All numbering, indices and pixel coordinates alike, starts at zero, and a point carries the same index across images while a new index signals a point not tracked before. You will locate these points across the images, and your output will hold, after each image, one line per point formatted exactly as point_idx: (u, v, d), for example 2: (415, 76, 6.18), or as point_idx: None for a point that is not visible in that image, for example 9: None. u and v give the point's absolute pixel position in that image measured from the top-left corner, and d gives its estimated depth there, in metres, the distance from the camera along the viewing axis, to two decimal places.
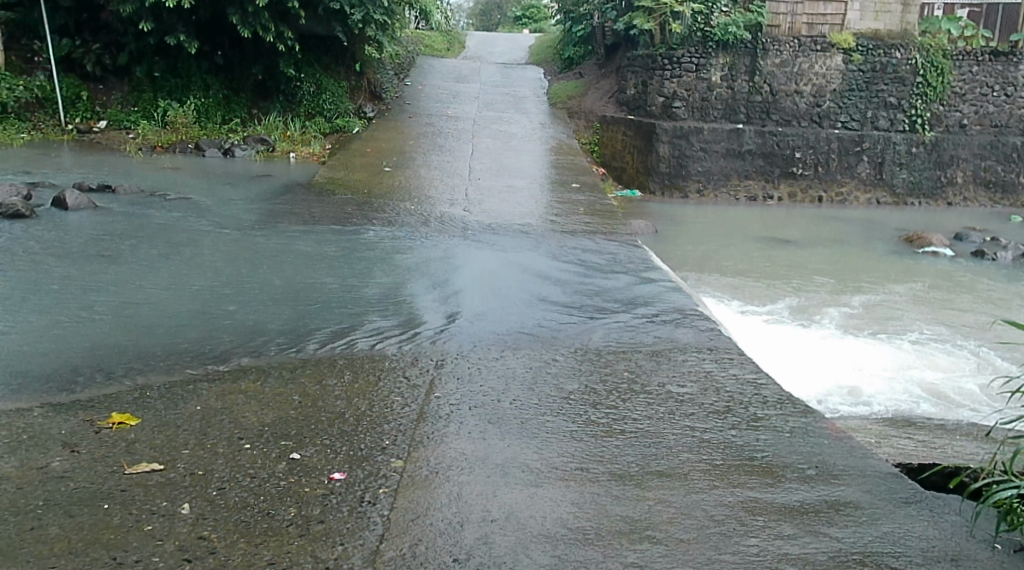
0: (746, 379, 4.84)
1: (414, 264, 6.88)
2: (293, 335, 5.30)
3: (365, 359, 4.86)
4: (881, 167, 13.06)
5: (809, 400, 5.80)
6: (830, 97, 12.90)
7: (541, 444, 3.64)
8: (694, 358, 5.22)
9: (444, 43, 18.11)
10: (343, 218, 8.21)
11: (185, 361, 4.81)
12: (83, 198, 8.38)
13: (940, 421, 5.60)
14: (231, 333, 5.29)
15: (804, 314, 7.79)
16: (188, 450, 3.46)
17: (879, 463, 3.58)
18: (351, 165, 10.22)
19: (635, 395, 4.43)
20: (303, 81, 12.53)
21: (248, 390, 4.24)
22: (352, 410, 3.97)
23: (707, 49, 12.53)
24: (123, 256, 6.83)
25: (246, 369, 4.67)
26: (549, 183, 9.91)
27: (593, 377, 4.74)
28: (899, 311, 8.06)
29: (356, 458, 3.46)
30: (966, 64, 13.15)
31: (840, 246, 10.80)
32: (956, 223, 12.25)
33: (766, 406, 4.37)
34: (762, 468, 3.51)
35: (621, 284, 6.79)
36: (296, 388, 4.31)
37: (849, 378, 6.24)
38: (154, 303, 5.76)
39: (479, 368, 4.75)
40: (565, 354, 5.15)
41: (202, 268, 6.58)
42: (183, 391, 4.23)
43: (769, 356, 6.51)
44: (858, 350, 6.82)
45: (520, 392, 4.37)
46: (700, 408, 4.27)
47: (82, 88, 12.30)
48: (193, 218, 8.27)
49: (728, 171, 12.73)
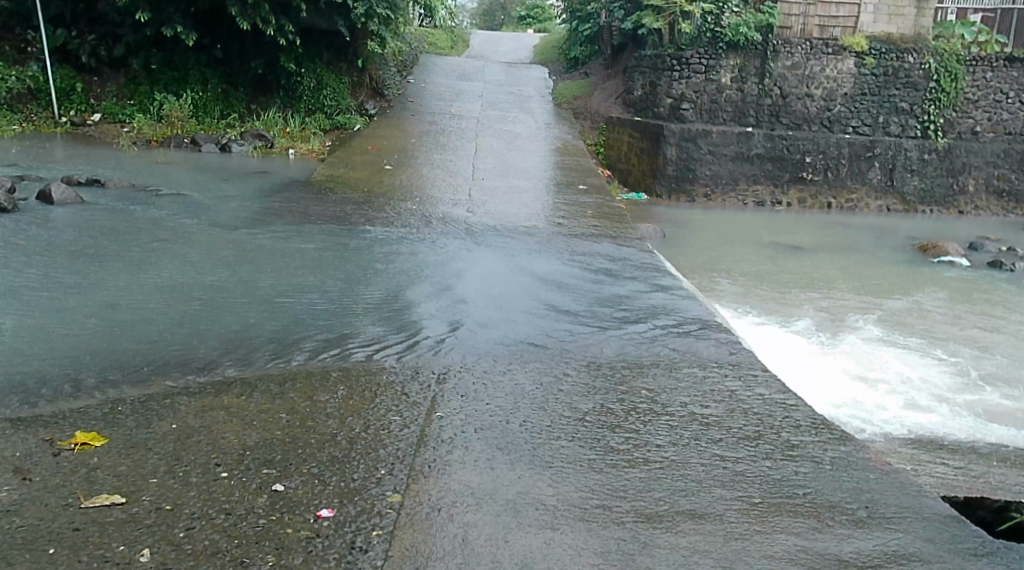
0: (774, 400, 4.47)
1: (416, 268, 6.48)
2: (283, 344, 4.91)
3: (361, 372, 4.47)
4: (892, 174, 12.68)
5: (836, 417, 5.43)
6: (841, 101, 12.50)
7: (556, 476, 3.24)
8: (715, 374, 4.87)
9: (448, 41, 17.74)
10: (340, 217, 7.81)
11: (163, 371, 4.41)
12: (69, 192, 8.00)
13: (974, 444, 5.23)
14: (216, 340, 4.90)
15: (822, 322, 7.40)
16: (156, 480, 3.05)
17: (936, 504, 3.19)
18: (351, 163, 9.83)
19: (657, 417, 4.05)
20: (304, 76, 12.11)
21: (231, 406, 3.88)
22: (345, 431, 3.58)
23: (717, 50, 12.15)
24: (106, 254, 6.46)
25: (230, 381, 4.28)
26: (555, 184, 9.53)
27: (609, 396, 4.35)
28: (919, 320, 7.68)
29: (347, 492, 3.05)
30: (980, 70, 12.75)
31: (853, 254, 10.40)
32: (969, 232, 11.88)
33: (800, 431, 4.00)
34: (808, 509, 3.12)
35: (632, 292, 6.40)
36: (283, 405, 3.92)
37: (873, 392, 5.86)
38: (137, 306, 5.37)
39: (485, 384, 4.36)
40: (577, 368, 4.79)
41: (190, 269, 6.19)
42: (159, 406, 3.85)
43: (794, 369, 6.13)
44: (887, 363, 6.42)
45: (530, 412, 3.98)
46: (729, 434, 3.87)
47: (76, 80, 11.94)
48: (184, 215, 7.88)
49: (736, 176, 12.34)
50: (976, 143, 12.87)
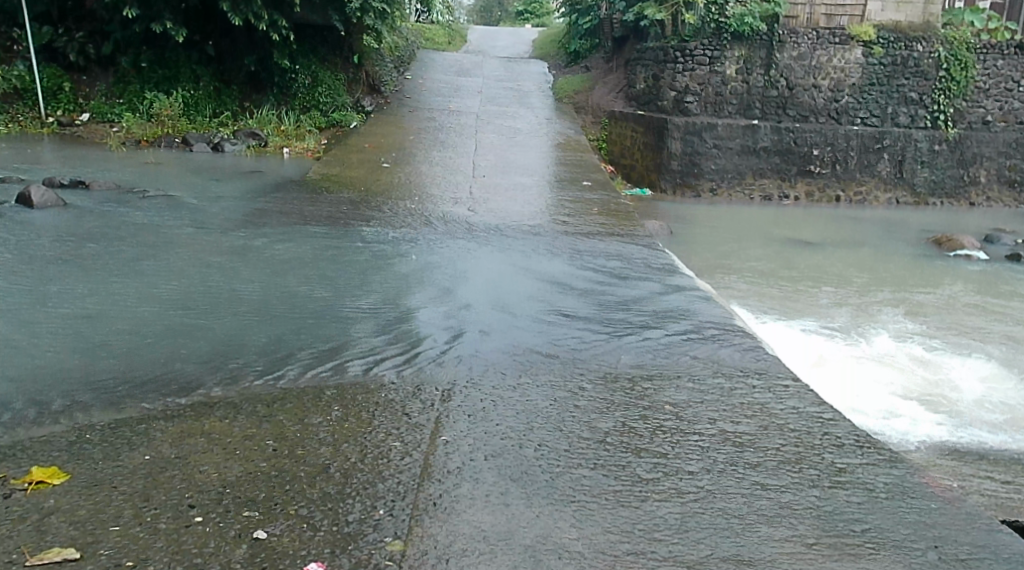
0: (810, 415, 4.08)
1: (416, 271, 6.08)
2: (272, 356, 4.52)
3: (357, 390, 4.06)
4: (902, 166, 12.24)
5: (865, 423, 5.06)
6: (849, 91, 12.11)
7: (578, 515, 2.89)
8: (743, 386, 4.46)
9: (445, 36, 17.33)
10: (334, 218, 7.41)
11: (139, 390, 4.01)
12: (50, 194, 7.61)
13: (1017, 455, 4.83)
14: (200, 354, 4.50)
15: (841, 323, 6.99)
16: (117, 529, 2.71)
17: (1013, 543, 2.87)
18: (347, 161, 9.43)
19: (685, 438, 3.66)
20: (298, 73, 11.70)
21: (212, 431, 3.50)
22: (338, 462, 3.20)
23: (720, 41, 11.75)
24: (86, 261, 6.07)
25: (214, 402, 3.89)
26: (557, 180, 9.13)
27: (630, 413, 3.95)
28: (943, 318, 7.27)
29: (339, 539, 2.72)
30: (991, 57, 12.33)
31: (865, 249, 10.00)
32: (982, 224, 11.49)
33: (844, 451, 3.62)
34: (871, 553, 2.80)
35: (646, 294, 6.01)
36: (270, 430, 3.54)
37: (901, 396, 5.48)
38: (117, 317, 4.98)
39: (493, 401, 3.96)
40: (592, 381, 4.39)
41: (175, 276, 5.79)
42: (132, 434, 3.46)
43: (816, 373, 5.75)
44: (913, 364, 6.04)
45: (545, 434, 3.59)
46: (768, 457, 3.47)
47: (64, 79, 11.54)
48: (172, 218, 7.48)
49: (742, 170, 11.92)
50: (987, 132, 12.45)
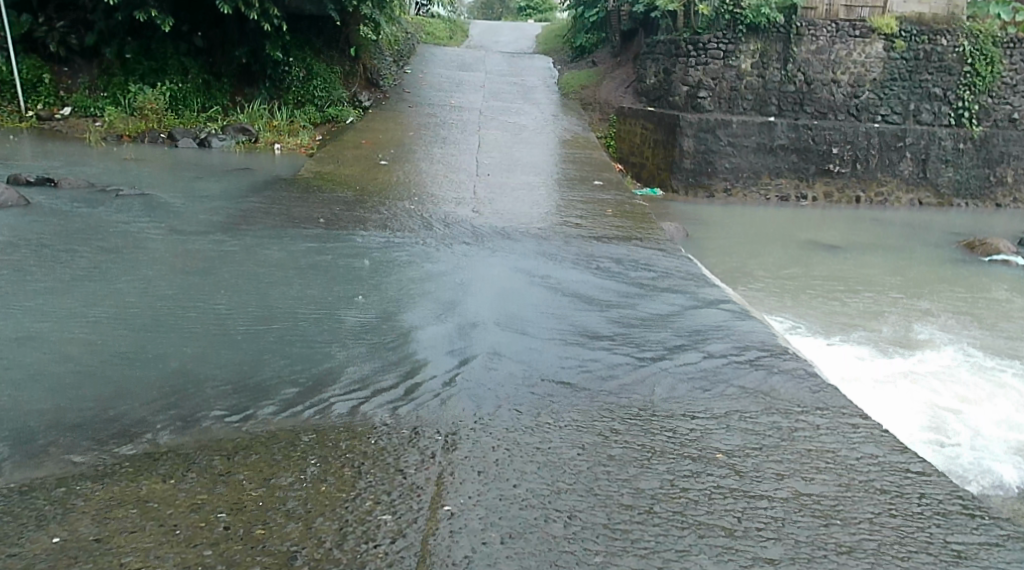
0: (894, 466, 3.28)
1: (411, 281, 5.34)
2: (245, 391, 3.74)
3: (340, 435, 3.30)
4: (926, 165, 11.46)
5: (945, 465, 4.32)
6: (869, 87, 11.28)
7: None
8: (803, 424, 3.65)
9: (446, 30, 16.54)
10: (323, 221, 6.64)
11: (73, 440, 3.26)
12: (10, 193, 6.84)
13: None
14: (155, 386, 3.74)
15: (883, 335, 6.19)
16: None
17: None
18: (340, 158, 8.66)
19: (753, 506, 2.90)
20: (292, 65, 10.97)
21: (152, 497, 2.77)
22: (307, 550, 2.57)
23: (735, 34, 10.94)
24: (37, 272, 5.30)
25: (162, 454, 3.12)
26: (565, 179, 8.36)
27: (677, 465, 3.17)
28: (997, 327, 6.49)
29: None
30: (1018, 53, 11.40)
31: (890, 252, 9.24)
32: (1012, 226, 10.71)
33: (951, 525, 2.88)
34: None
35: (674, 309, 5.22)
36: (226, 492, 2.81)
37: (978, 427, 4.72)
38: (62, 341, 4.23)
39: (508, 449, 3.19)
40: (624, 421, 3.59)
41: (140, 289, 5.02)
42: (50, 502, 2.75)
43: (878, 399, 5.00)
44: (985, 385, 5.27)
45: (578, 502, 2.85)
46: (863, 536, 2.79)
47: (43, 70, 10.74)
48: (141, 221, 6.70)
49: (760, 169, 11.11)
50: (1014, 131, 11.58)
